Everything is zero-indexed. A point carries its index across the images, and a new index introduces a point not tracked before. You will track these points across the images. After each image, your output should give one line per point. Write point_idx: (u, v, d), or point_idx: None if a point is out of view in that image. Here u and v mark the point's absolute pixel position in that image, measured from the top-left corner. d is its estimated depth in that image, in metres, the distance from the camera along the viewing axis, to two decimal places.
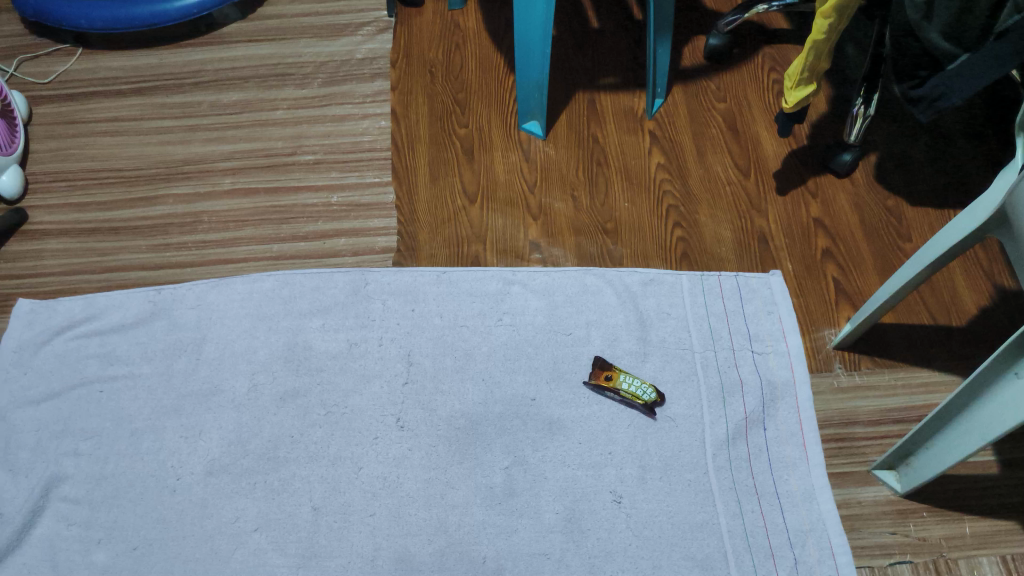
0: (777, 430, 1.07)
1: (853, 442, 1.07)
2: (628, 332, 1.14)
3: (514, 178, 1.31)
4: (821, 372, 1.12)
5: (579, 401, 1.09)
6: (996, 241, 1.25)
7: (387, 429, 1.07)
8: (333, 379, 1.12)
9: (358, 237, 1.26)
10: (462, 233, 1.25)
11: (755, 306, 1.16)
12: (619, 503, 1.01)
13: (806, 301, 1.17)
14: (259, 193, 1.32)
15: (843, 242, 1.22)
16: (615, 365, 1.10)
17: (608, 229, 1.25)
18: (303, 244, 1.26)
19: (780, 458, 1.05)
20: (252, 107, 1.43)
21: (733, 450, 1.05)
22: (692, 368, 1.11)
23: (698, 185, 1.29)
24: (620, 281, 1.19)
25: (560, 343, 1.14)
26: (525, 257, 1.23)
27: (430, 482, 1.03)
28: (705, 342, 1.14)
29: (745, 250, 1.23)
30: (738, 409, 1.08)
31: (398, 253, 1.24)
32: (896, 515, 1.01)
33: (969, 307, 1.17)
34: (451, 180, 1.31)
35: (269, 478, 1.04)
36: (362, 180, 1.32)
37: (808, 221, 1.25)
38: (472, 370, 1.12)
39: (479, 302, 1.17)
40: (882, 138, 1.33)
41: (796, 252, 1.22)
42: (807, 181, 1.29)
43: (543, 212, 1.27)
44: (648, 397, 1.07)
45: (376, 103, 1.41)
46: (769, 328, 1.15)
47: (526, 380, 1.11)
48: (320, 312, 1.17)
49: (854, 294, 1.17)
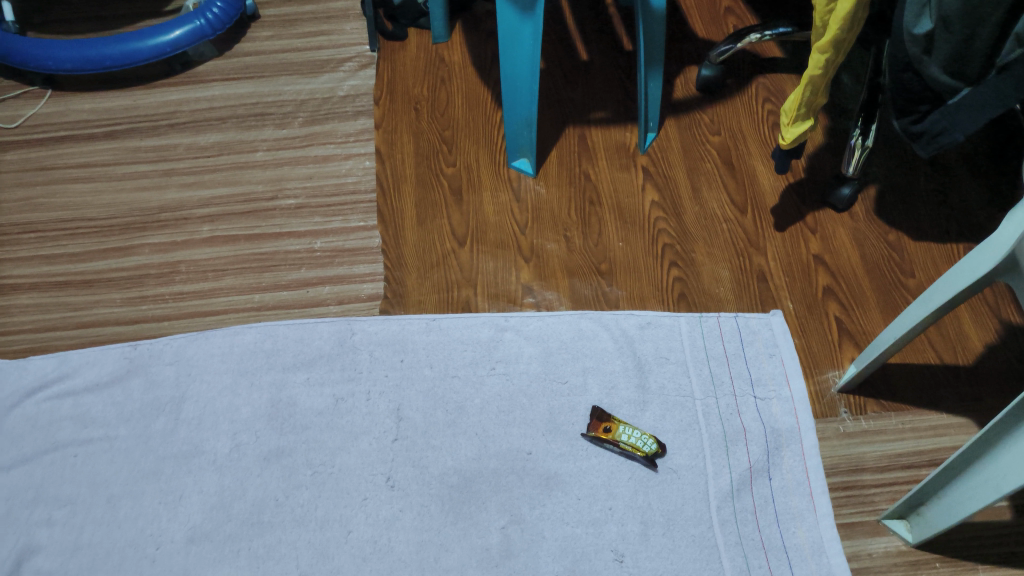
0: (782, 479, 1.03)
1: (861, 489, 1.02)
2: (626, 379, 1.10)
3: (505, 219, 1.25)
4: (827, 418, 1.08)
5: (577, 454, 1.05)
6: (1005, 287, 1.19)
7: (376, 489, 1.04)
8: (320, 437, 1.08)
9: (342, 284, 1.20)
10: (450, 277, 1.19)
11: (755, 349, 1.12)
12: (621, 563, 0.97)
13: (807, 341, 1.14)
14: (239, 241, 1.27)
15: (845, 280, 1.18)
16: (613, 415, 1.06)
17: (603, 271, 1.20)
18: (286, 293, 1.21)
19: (786, 509, 1.01)
20: (230, 150, 1.38)
21: (738, 502, 1.01)
22: (693, 417, 1.07)
23: (694, 222, 1.24)
24: (616, 326, 1.14)
25: (556, 392, 1.10)
26: (519, 302, 1.17)
27: (423, 545, 0.99)
28: (706, 388, 1.10)
29: (744, 289, 1.18)
30: (741, 458, 1.04)
31: (385, 299, 1.18)
32: (908, 567, 0.97)
33: (976, 344, 1.14)
34: (439, 222, 1.25)
35: (254, 544, 1.00)
36: (347, 225, 1.26)
37: (808, 257, 1.21)
38: (465, 425, 1.07)
39: (471, 351, 1.13)
40: (881, 169, 1.30)
41: (797, 290, 1.18)
42: (805, 216, 1.25)
43: (535, 254, 1.21)
44: (649, 448, 1.03)
45: (359, 142, 1.37)
46: (771, 371, 1.11)
47: (522, 433, 1.07)
48: (305, 364, 1.13)
49: (858, 334, 1.14)
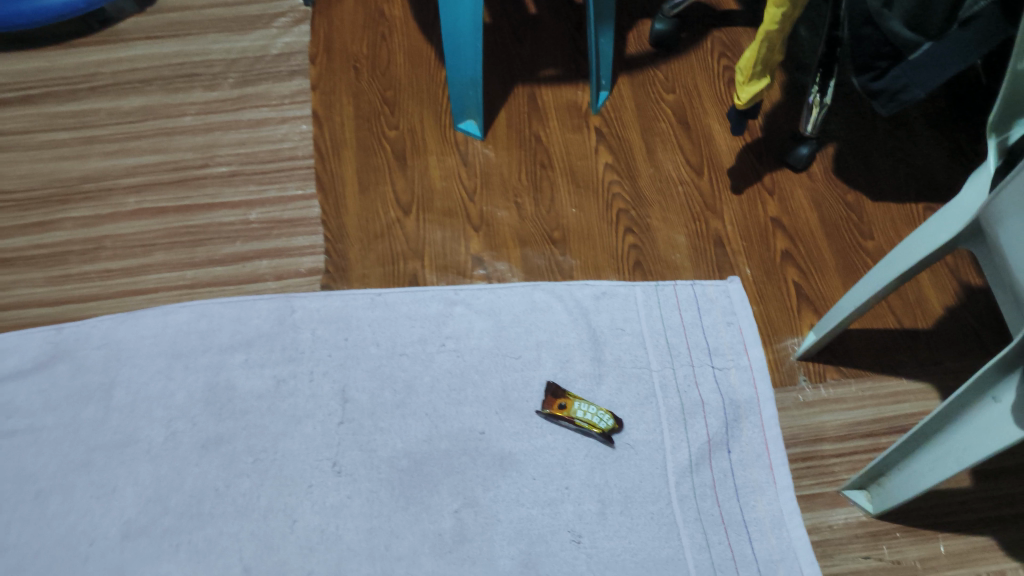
0: (740, 451, 1.01)
1: (821, 459, 1.01)
2: (581, 352, 1.06)
3: (452, 186, 1.18)
4: (785, 387, 1.06)
5: (532, 432, 1.01)
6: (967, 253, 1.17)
7: (322, 476, 0.99)
8: (261, 422, 1.02)
9: (280, 258, 1.13)
10: (396, 249, 1.13)
11: (712, 317, 1.09)
12: (579, 543, 0.94)
13: (766, 308, 1.11)
14: (169, 213, 1.19)
15: (804, 244, 1.15)
16: (568, 391, 1.03)
17: (555, 239, 1.14)
18: (220, 269, 1.13)
19: (745, 482, 0.99)
20: (156, 114, 1.29)
21: (698, 476, 0.99)
22: (650, 390, 1.04)
23: (649, 185, 1.19)
24: (570, 297, 1.10)
25: (509, 367, 1.05)
26: (468, 274, 1.12)
27: (373, 532, 0.95)
28: (663, 359, 1.06)
29: (702, 256, 1.14)
30: (700, 431, 1.02)
31: (327, 273, 1.12)
32: (869, 538, 0.96)
33: (934, 308, 1.12)
34: (382, 190, 1.18)
35: (194, 538, 0.95)
36: (283, 193, 1.19)
37: (766, 220, 1.17)
38: (414, 405, 1.03)
39: (420, 327, 1.08)
40: (840, 127, 1.26)
41: (755, 255, 1.14)
42: (763, 178, 1.21)
43: (485, 222, 1.15)
44: (605, 424, 1.00)
45: (295, 104, 1.28)
46: (729, 341, 1.08)
47: (474, 412, 1.02)
48: (243, 345, 1.07)
49: (816, 300, 1.11)
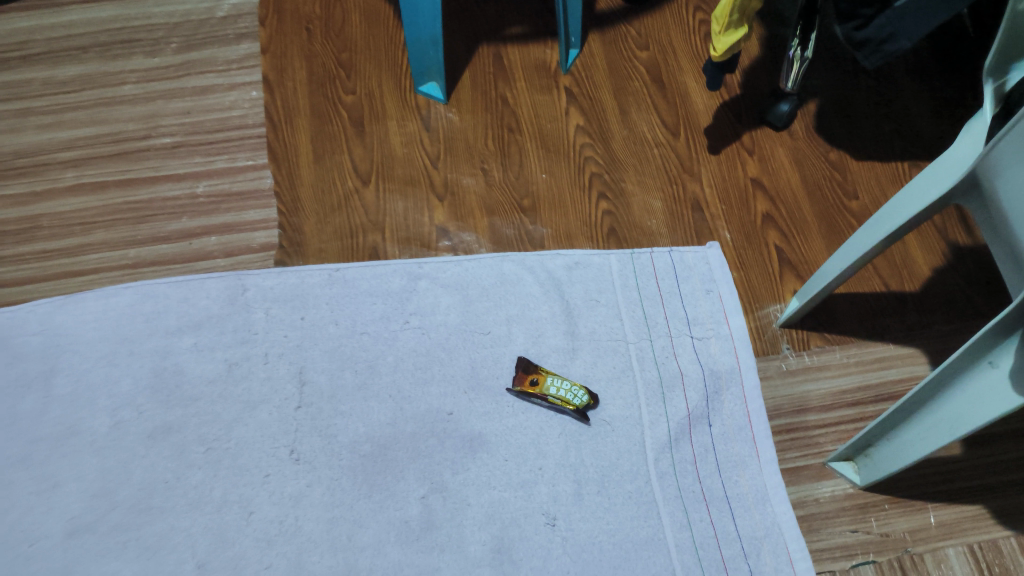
0: (721, 425, 0.96)
1: (807, 431, 0.96)
2: (554, 326, 1.00)
3: (414, 152, 1.11)
4: (768, 356, 1.01)
5: (503, 412, 0.96)
6: (956, 210, 1.12)
7: (280, 464, 0.93)
8: (213, 409, 0.95)
9: (229, 234, 1.06)
10: (355, 220, 1.06)
11: (691, 285, 1.04)
12: (554, 526, 0.89)
13: (746, 274, 1.05)
14: (110, 187, 1.11)
15: (785, 206, 1.10)
16: (540, 366, 0.97)
17: (525, 206, 1.08)
18: (166, 247, 1.06)
19: (727, 457, 0.94)
20: (95, 83, 1.20)
21: (678, 452, 0.94)
22: (627, 364, 0.99)
23: (622, 147, 1.13)
24: (541, 267, 1.04)
25: (478, 344, 0.99)
26: (433, 246, 1.05)
27: (335, 522, 0.89)
28: (640, 331, 1.01)
29: (679, 221, 1.08)
30: (679, 405, 0.96)
31: (281, 248, 1.04)
32: (857, 511, 0.92)
33: (922, 269, 1.07)
34: (339, 158, 1.10)
35: (143, 534, 0.88)
36: (233, 164, 1.11)
37: (745, 182, 1.11)
38: (377, 387, 0.97)
39: (381, 303, 1.01)
40: (821, 82, 1.20)
41: (734, 218, 1.09)
42: (741, 137, 1.15)
43: (450, 190, 1.08)
44: (580, 401, 0.95)
45: (244, 70, 1.20)
46: (708, 309, 1.02)
47: (441, 392, 0.96)
48: (192, 327, 1.00)
49: (799, 264, 1.06)
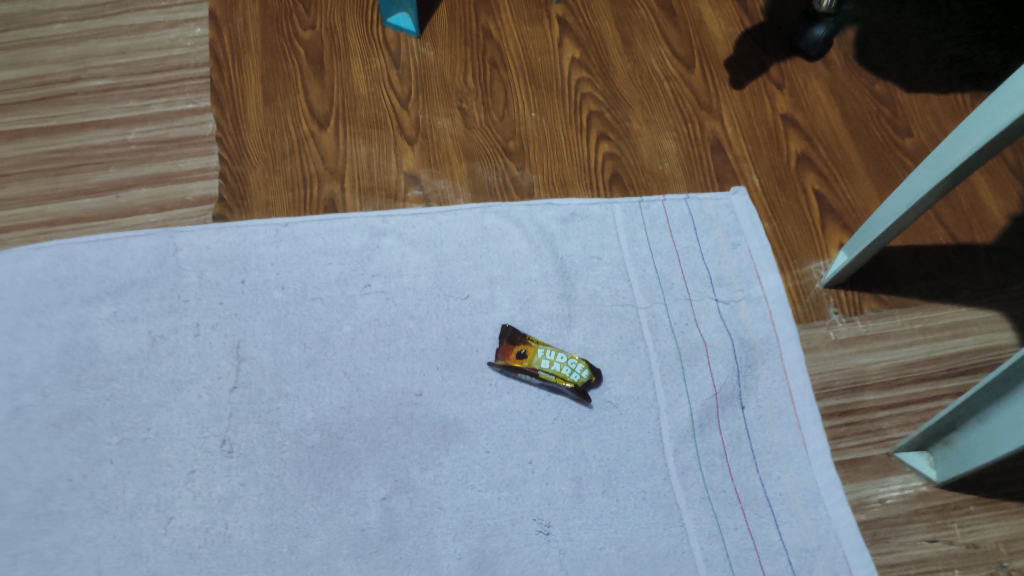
0: (755, 407, 0.77)
1: (863, 414, 0.78)
2: (546, 289, 0.83)
3: (380, 91, 0.94)
4: (811, 323, 0.82)
5: (483, 392, 0.78)
6: None
7: (209, 459, 0.75)
8: (130, 392, 0.78)
9: (161, 186, 0.88)
10: (308, 169, 0.89)
11: (714, 240, 0.85)
12: (548, 535, 0.71)
13: (781, 225, 0.87)
14: (30, 135, 0.92)
15: (824, 147, 0.92)
16: (529, 335, 0.80)
17: (510, 150, 0.90)
18: (89, 201, 0.87)
19: (765, 447, 0.76)
20: (20, 22, 1.00)
21: (704, 442, 0.76)
22: (638, 334, 0.81)
23: (627, 82, 0.95)
24: (531, 221, 0.86)
25: (454, 311, 0.82)
26: (401, 197, 0.87)
27: (274, 531, 0.72)
28: (652, 294, 0.83)
29: (697, 165, 0.90)
30: (704, 382, 0.78)
31: (220, 202, 0.87)
32: (934, 515, 0.73)
33: (995, 217, 0.88)
34: (292, 98, 0.93)
35: (38, 546, 0.71)
36: (171, 108, 0.93)
37: (776, 119, 0.93)
38: (329, 363, 0.79)
39: (338, 265, 0.83)
40: (861, 7, 1.01)
41: (762, 160, 0.90)
42: (769, 69, 0.96)
43: (421, 132, 0.91)
44: (579, 377, 0.77)
45: (188, 4, 1.01)
46: (736, 268, 0.84)
47: (407, 368, 0.79)
48: (111, 294, 0.82)
49: (844, 213, 0.88)
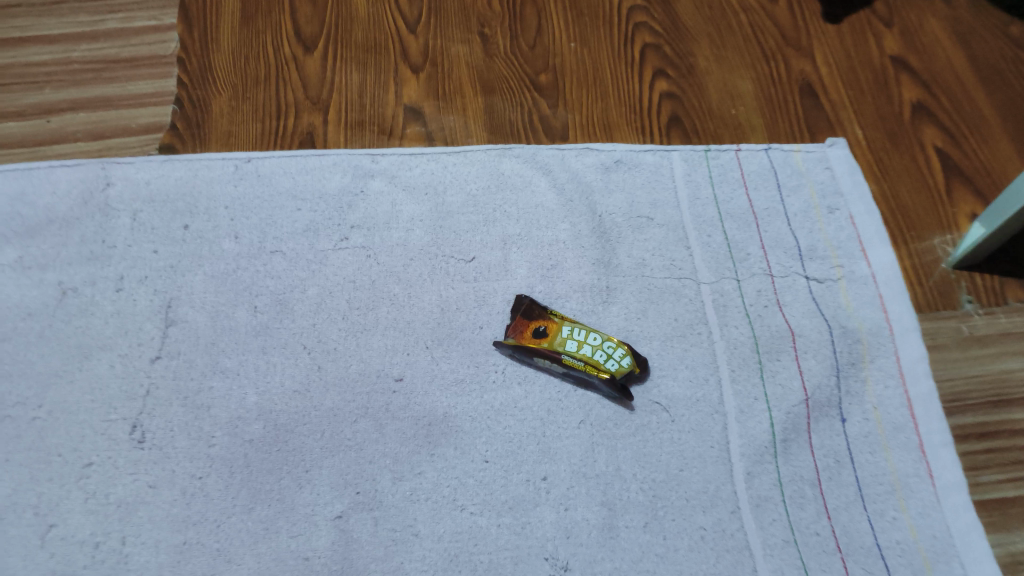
0: (860, 420, 0.57)
1: (1012, 438, 0.56)
2: (577, 254, 0.63)
3: (384, 12, 0.76)
4: (936, 313, 0.61)
5: (486, 382, 0.58)
6: None
7: (112, 449, 0.56)
8: (24, 357, 0.59)
9: (102, 111, 0.70)
10: (285, 95, 0.70)
11: (804, 201, 0.65)
12: None
13: (891, 188, 0.67)
14: None
15: (946, 96, 0.71)
16: (551, 309, 0.59)
17: (540, 84, 0.71)
18: (12, 125, 0.70)
19: (874, 476, 0.55)
20: None
21: (789, 464, 0.55)
22: (698, 316, 0.60)
23: (692, 12, 0.76)
24: (562, 168, 0.66)
25: (454, 276, 0.62)
26: (397, 133, 0.68)
27: (188, 553, 0.52)
28: (718, 266, 0.62)
29: (781, 110, 0.70)
30: (790, 383, 0.58)
31: (172, 130, 0.69)
32: None
33: None
34: (276, 17, 0.75)
35: None
36: (128, 25, 0.76)
37: (883, 61, 0.73)
38: (284, 333, 0.60)
39: (309, 211, 0.64)
40: None
41: (866, 109, 0.71)
42: (872, 5, 0.77)
43: (430, 60, 0.73)
44: (618, 367, 0.56)
45: None
46: (833, 239, 0.64)
47: (385, 345, 0.59)
48: (19, 234, 0.64)
49: (976, 175, 0.67)
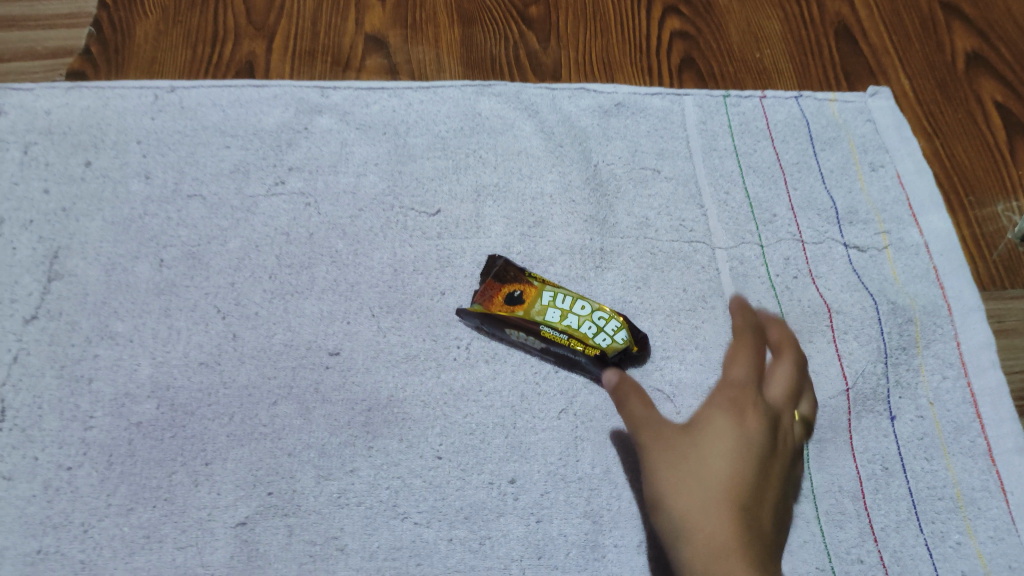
0: (912, 419, 0.45)
1: None
2: (565, 210, 0.51)
3: None
4: (1003, 293, 0.50)
5: (445, 360, 0.46)
6: None
7: None
8: None
9: (3, 32, 0.57)
10: (224, 16, 0.58)
11: (842, 156, 0.54)
12: None
13: (946, 146, 0.55)
14: None
15: (1008, 43, 0.60)
16: (529, 271, 0.48)
17: (529, 15, 0.59)
18: None
19: (931, 489, 0.43)
20: None
21: (824, 470, 0.43)
22: (712, 288, 0.49)
23: None
24: (551, 109, 0.55)
25: (413, 230, 0.50)
26: (354, 66, 0.57)
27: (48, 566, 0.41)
28: (739, 229, 0.51)
29: (813, 55, 0.59)
30: (825, 371, 0.46)
31: (84, 55, 0.56)
32: None
33: None
34: None
35: None
36: None
37: (932, 3, 0.62)
38: (196, 294, 0.48)
39: (239, 149, 0.52)
40: None
41: (913, 56, 0.59)
42: None
43: None
44: (611, 342, 0.45)
45: None
46: (876, 201, 0.52)
47: (321, 310, 0.47)
48: None
49: None
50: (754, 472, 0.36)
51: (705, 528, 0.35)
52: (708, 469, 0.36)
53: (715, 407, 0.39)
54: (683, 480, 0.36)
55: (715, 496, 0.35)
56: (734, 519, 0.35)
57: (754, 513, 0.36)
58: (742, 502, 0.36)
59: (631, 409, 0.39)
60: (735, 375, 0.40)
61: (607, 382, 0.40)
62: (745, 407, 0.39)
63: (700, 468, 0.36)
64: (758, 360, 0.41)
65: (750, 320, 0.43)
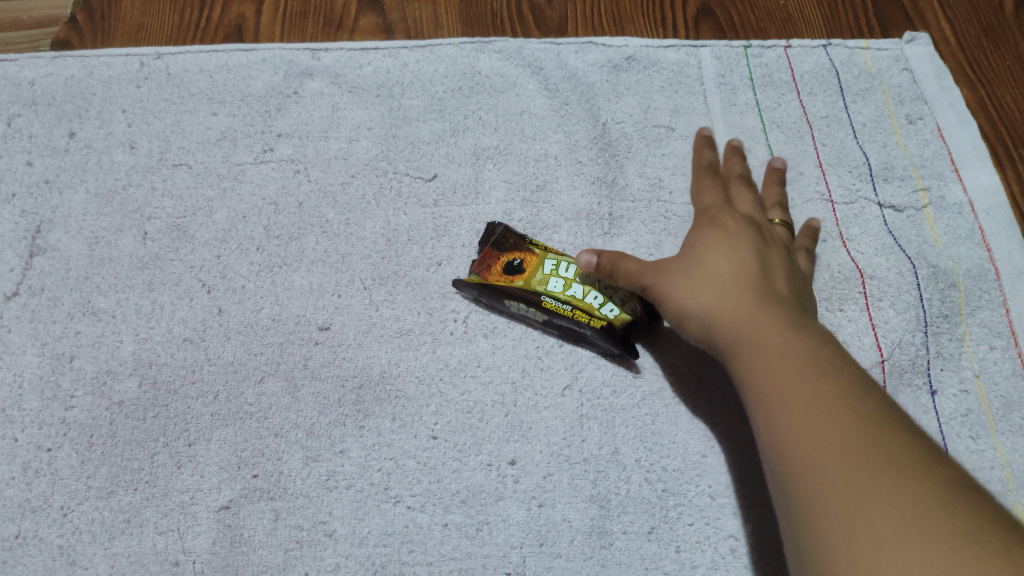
0: (955, 393, 0.41)
1: None
2: (572, 172, 0.48)
3: None
4: None
5: (441, 333, 0.43)
6: None
7: None
8: None
9: None
10: None
11: (876, 108, 0.49)
12: None
13: (993, 94, 0.50)
14: None
15: None
16: (531, 238, 0.44)
17: None
18: None
19: (977, 471, 0.39)
20: None
21: None
22: None
23: None
24: (556, 65, 0.51)
25: (408, 196, 0.47)
26: (348, 26, 0.54)
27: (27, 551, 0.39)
28: None
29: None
30: (857, 341, 0.42)
31: (70, 23, 0.54)
32: None
33: None
34: None
35: None
36: None
37: None
38: (180, 267, 0.45)
39: (227, 115, 0.50)
40: None
41: None
42: None
43: None
44: (618, 313, 0.41)
45: None
46: (915, 156, 0.48)
47: (310, 283, 0.45)
48: None
49: None
50: (754, 255, 0.37)
51: (728, 314, 0.35)
52: (708, 267, 0.37)
53: (696, 229, 0.40)
54: (697, 288, 0.36)
55: (731, 290, 0.35)
56: (748, 293, 0.35)
57: (774, 292, 0.36)
58: (759, 283, 0.36)
59: (625, 268, 0.38)
60: (708, 203, 0.42)
61: (588, 265, 0.38)
62: (722, 216, 0.40)
63: (704, 270, 0.37)
64: (723, 189, 0.43)
65: (702, 164, 0.45)
